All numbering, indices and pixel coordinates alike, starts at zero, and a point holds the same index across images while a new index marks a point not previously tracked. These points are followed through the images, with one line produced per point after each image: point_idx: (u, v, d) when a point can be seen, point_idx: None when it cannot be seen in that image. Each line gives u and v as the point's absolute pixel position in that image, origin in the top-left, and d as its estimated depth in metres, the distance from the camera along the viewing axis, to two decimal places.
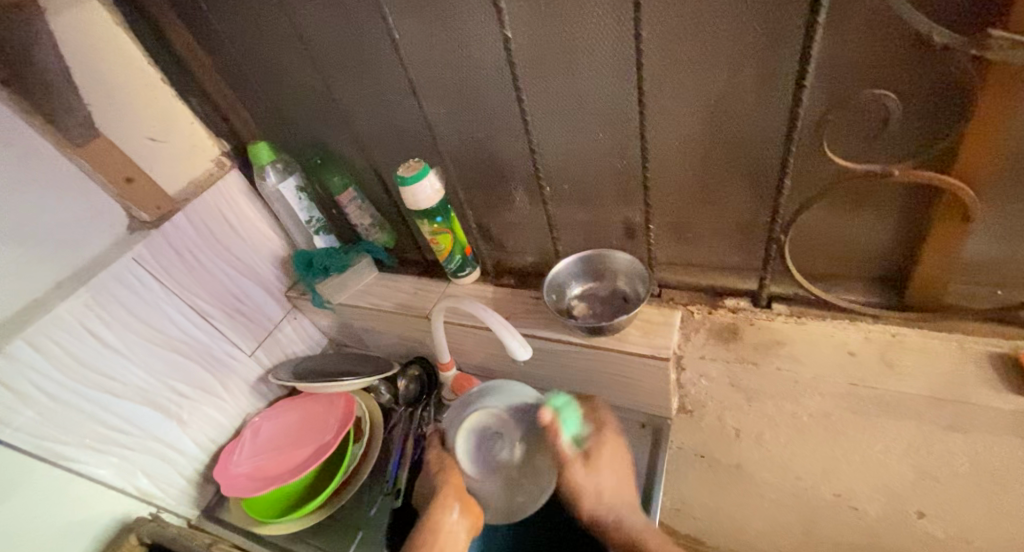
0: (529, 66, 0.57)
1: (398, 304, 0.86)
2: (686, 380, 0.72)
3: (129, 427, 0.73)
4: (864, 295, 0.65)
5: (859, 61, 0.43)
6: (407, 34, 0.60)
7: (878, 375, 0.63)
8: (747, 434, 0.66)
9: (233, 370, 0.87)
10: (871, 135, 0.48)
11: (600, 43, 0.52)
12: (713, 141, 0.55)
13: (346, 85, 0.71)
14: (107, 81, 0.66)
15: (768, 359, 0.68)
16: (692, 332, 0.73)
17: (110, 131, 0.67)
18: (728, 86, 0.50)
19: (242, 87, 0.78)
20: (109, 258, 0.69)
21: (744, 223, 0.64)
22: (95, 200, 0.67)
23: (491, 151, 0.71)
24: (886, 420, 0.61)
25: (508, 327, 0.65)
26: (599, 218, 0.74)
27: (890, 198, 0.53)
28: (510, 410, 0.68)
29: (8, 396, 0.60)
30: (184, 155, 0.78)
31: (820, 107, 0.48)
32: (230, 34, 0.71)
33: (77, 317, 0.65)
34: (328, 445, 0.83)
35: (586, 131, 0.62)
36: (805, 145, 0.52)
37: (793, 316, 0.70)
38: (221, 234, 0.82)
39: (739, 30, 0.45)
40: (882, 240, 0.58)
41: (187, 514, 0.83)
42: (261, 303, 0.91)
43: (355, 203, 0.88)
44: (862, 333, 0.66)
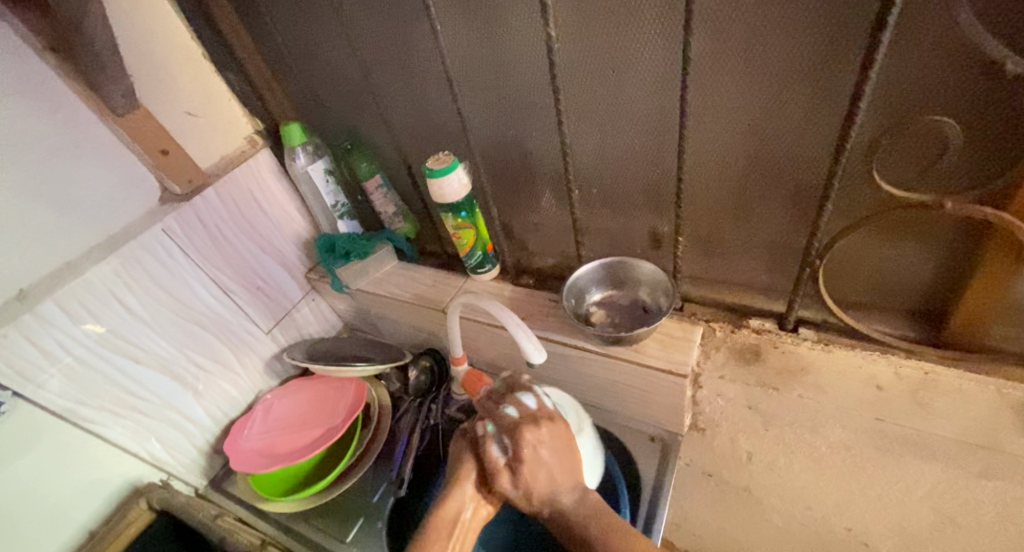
0: (569, 70, 0.57)
1: (415, 295, 0.86)
2: (702, 398, 0.71)
3: (146, 394, 0.74)
4: (899, 328, 0.62)
5: (919, 86, 0.41)
6: (448, 27, 0.60)
7: (909, 414, 0.58)
8: (759, 460, 0.68)
9: (250, 346, 0.89)
10: (925, 163, 0.46)
11: (645, 48, 0.51)
12: (753, 157, 0.54)
13: (384, 73, 0.71)
14: (151, 54, 0.67)
15: (790, 386, 0.64)
16: (713, 350, 0.69)
17: (151, 103, 0.68)
18: (775, 102, 0.48)
19: (279, 68, 0.78)
20: (140, 227, 0.70)
21: (779, 243, 0.62)
22: (131, 169, 0.68)
23: (522, 150, 0.70)
24: (911, 461, 0.58)
25: (524, 329, 0.64)
26: (626, 225, 0.72)
27: (937, 230, 0.51)
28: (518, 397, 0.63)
29: (35, 354, 0.61)
30: (218, 131, 0.78)
31: (872, 130, 0.46)
32: (272, 13, 0.71)
33: (105, 282, 0.66)
34: (337, 429, 0.83)
35: (621, 137, 0.61)
36: (853, 168, 0.50)
37: (819, 343, 0.65)
38: (247, 211, 0.82)
39: (793, 45, 0.44)
40: (924, 273, 0.55)
41: (196, 483, 0.84)
42: (282, 282, 0.91)
43: (380, 191, 0.87)
44: (893, 367, 0.60)
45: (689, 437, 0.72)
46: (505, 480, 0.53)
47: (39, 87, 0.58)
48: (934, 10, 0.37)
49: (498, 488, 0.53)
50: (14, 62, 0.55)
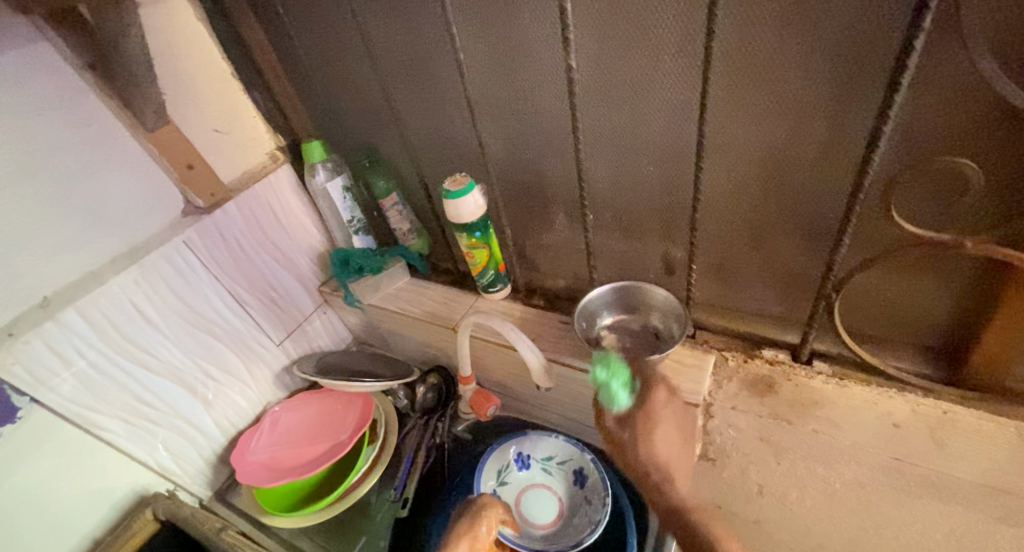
0: (589, 99, 0.58)
1: (426, 311, 0.87)
2: (712, 429, 0.69)
3: (158, 403, 0.75)
4: (917, 365, 0.61)
5: (938, 127, 0.42)
6: (471, 54, 0.61)
7: (925, 453, 0.57)
8: (771, 491, 0.66)
9: (261, 358, 0.89)
10: (944, 203, 0.46)
11: (665, 81, 0.52)
12: (768, 188, 0.54)
13: (405, 95, 0.72)
14: (183, 74, 0.70)
15: (804, 420, 0.62)
16: (725, 380, 0.68)
17: (180, 119, 0.70)
18: (792, 136, 0.49)
19: (304, 87, 0.80)
20: (162, 238, 0.71)
21: (793, 274, 0.61)
22: (158, 182, 0.70)
23: (538, 173, 0.71)
24: (928, 502, 0.56)
25: (536, 351, 0.65)
26: (639, 250, 0.72)
27: (956, 269, 0.50)
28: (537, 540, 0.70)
29: (52, 359, 0.62)
30: (242, 146, 0.80)
31: (891, 168, 0.46)
32: (300, 36, 0.73)
33: (125, 292, 0.67)
34: (343, 444, 0.83)
35: (636, 165, 0.62)
36: (871, 204, 0.50)
37: (834, 377, 0.65)
38: (265, 224, 0.84)
39: (812, 81, 0.44)
40: (943, 310, 0.55)
41: (201, 494, 0.85)
42: (295, 295, 0.92)
43: (396, 208, 0.88)
44: (911, 405, 0.60)
45: (699, 466, 0.71)
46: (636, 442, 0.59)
47: (77, 103, 0.60)
48: (956, 54, 0.37)
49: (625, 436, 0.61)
50: (53, 78, 0.57)
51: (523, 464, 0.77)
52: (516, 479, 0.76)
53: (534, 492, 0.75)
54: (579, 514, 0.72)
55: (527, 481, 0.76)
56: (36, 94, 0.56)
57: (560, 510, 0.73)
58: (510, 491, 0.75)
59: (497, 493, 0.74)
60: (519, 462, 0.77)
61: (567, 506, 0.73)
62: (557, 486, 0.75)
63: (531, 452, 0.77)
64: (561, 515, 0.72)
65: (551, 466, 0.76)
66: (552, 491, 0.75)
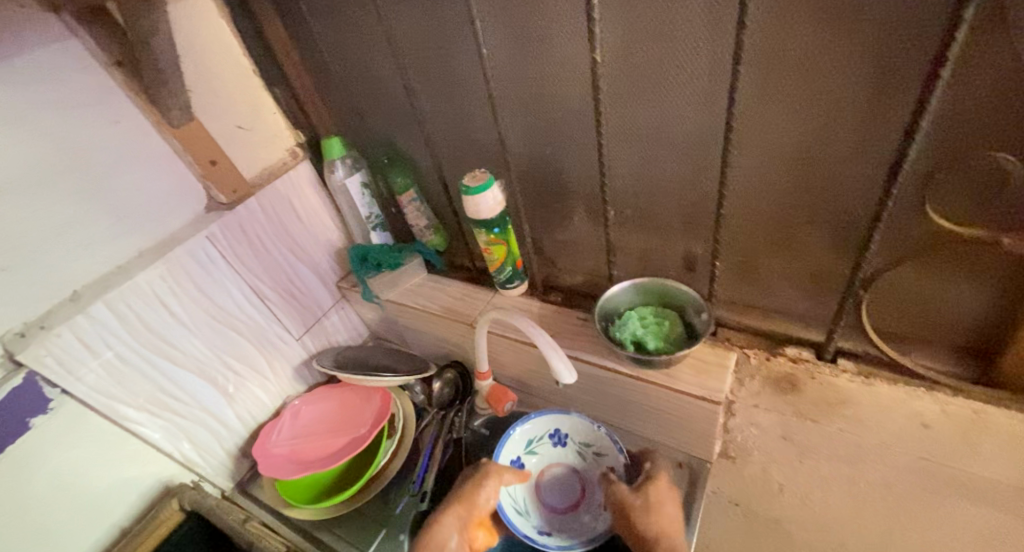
0: (615, 93, 0.57)
1: (445, 307, 0.87)
2: (733, 426, 0.69)
3: (183, 395, 0.76)
4: (945, 366, 0.60)
5: (976, 121, 0.41)
6: (495, 48, 0.61)
7: (954, 453, 0.58)
8: (792, 490, 0.64)
9: (281, 352, 0.91)
10: (980, 198, 0.44)
11: (692, 76, 0.51)
12: (794, 184, 0.53)
13: (427, 91, 0.72)
14: (208, 71, 0.70)
15: (831, 419, 0.63)
16: (747, 378, 0.69)
17: (205, 116, 0.71)
18: (822, 131, 0.48)
19: (325, 84, 0.81)
20: (187, 234, 0.72)
21: (818, 272, 0.61)
22: (182, 179, 0.71)
23: (559, 169, 0.71)
24: (956, 503, 0.56)
25: (555, 348, 0.64)
26: (659, 247, 0.72)
27: (989, 269, 0.49)
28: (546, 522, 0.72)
29: (84, 352, 0.63)
30: (264, 142, 0.81)
31: (924, 164, 0.45)
32: (323, 33, 0.73)
33: (151, 287, 0.68)
34: (363, 438, 0.84)
35: (659, 160, 0.61)
36: (903, 200, 0.49)
37: (860, 375, 0.64)
38: (286, 220, 0.85)
39: (845, 75, 0.43)
40: (974, 312, 0.54)
41: (223, 485, 0.86)
42: (314, 290, 0.93)
43: (414, 204, 0.89)
44: (939, 404, 0.60)
45: (718, 464, 0.70)
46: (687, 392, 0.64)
47: (104, 100, 0.61)
48: (999, 48, 0.37)
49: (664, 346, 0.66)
50: (83, 75, 0.58)
51: (559, 441, 0.76)
52: (548, 452, 0.76)
53: (559, 472, 0.75)
54: (586, 509, 0.72)
55: (557, 459, 0.76)
56: (65, 91, 0.57)
57: (580, 494, 0.74)
58: (536, 461, 0.76)
59: (522, 459, 0.76)
60: (556, 438, 0.76)
61: (584, 496, 0.73)
62: (583, 474, 0.75)
63: (569, 434, 0.76)
64: (573, 502, 0.73)
65: (585, 451, 0.75)
66: (576, 476, 0.75)
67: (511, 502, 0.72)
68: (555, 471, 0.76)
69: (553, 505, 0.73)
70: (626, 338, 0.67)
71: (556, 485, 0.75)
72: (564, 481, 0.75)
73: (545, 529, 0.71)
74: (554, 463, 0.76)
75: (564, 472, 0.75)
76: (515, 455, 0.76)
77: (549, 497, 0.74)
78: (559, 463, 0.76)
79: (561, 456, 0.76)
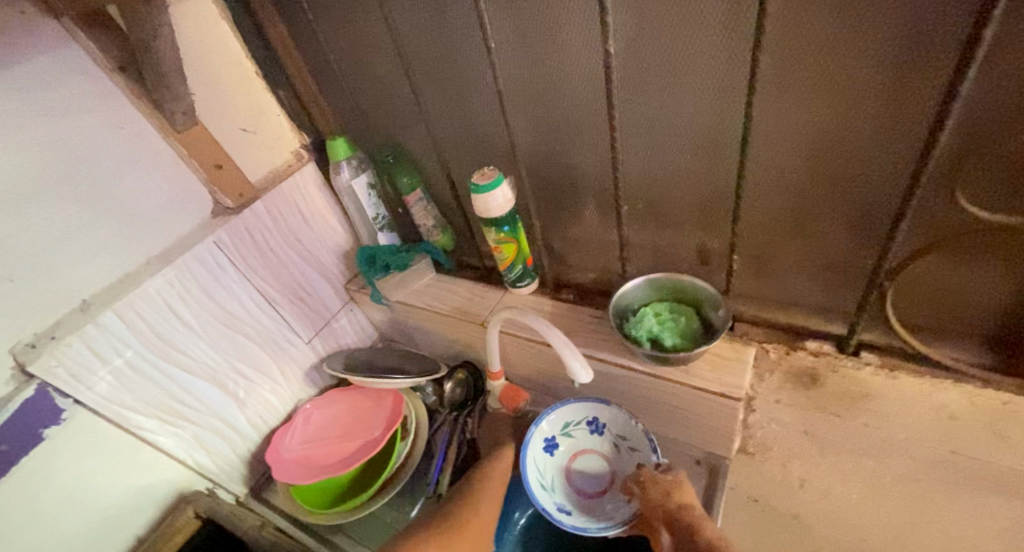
0: (627, 85, 0.56)
1: (454, 307, 0.86)
2: (751, 422, 0.69)
3: (195, 402, 0.76)
4: (970, 355, 0.59)
5: (1008, 103, 0.39)
6: (502, 42, 0.60)
7: (988, 448, 0.57)
8: (812, 486, 0.63)
9: (291, 356, 0.90)
10: (1011, 184, 0.43)
11: (707, 65, 0.50)
12: (813, 174, 0.52)
13: (433, 89, 0.71)
14: (210, 74, 0.69)
15: (853, 413, 0.63)
16: (767, 372, 0.68)
17: (208, 120, 0.70)
18: (843, 117, 0.46)
19: (328, 84, 0.80)
20: (194, 239, 0.72)
21: (837, 263, 0.59)
22: (188, 184, 0.71)
23: (568, 165, 0.70)
24: (983, 496, 0.55)
25: (569, 346, 0.63)
26: (672, 241, 0.71)
27: (1019, 256, 0.48)
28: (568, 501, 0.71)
29: (95, 362, 0.63)
30: (268, 145, 0.80)
31: (951, 149, 0.44)
32: (325, 32, 0.72)
33: (160, 293, 0.68)
34: (376, 441, 0.83)
35: (672, 153, 0.60)
36: (929, 187, 0.47)
37: (883, 369, 0.63)
38: (292, 223, 0.84)
39: (869, 59, 0.42)
40: (1002, 301, 0.52)
41: (237, 491, 0.86)
42: (322, 292, 0.92)
43: (421, 204, 0.88)
44: (967, 396, 0.59)
45: (735, 460, 0.69)
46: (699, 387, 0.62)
47: (107, 106, 0.60)
48: None
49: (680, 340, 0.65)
50: (85, 82, 0.58)
51: (596, 429, 0.75)
52: (583, 438, 0.75)
53: (591, 458, 0.74)
54: (611, 498, 0.71)
55: (591, 446, 0.75)
56: (69, 99, 0.56)
57: (607, 484, 0.72)
58: (570, 444, 0.75)
59: (557, 440, 0.75)
60: (592, 427, 0.75)
61: (611, 486, 0.72)
62: (615, 465, 0.73)
63: (607, 424, 0.74)
64: (598, 489, 0.72)
65: (620, 444, 0.73)
66: (607, 465, 0.73)
67: (537, 476, 0.71)
68: (587, 458, 0.74)
69: (579, 489, 0.72)
70: (643, 335, 0.66)
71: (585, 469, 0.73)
72: (594, 468, 0.73)
73: (566, 508, 0.69)
74: (589, 449, 0.75)
75: (597, 459, 0.74)
76: (550, 434, 0.75)
77: (576, 481, 0.73)
78: (594, 450, 0.74)
79: (597, 443, 0.75)
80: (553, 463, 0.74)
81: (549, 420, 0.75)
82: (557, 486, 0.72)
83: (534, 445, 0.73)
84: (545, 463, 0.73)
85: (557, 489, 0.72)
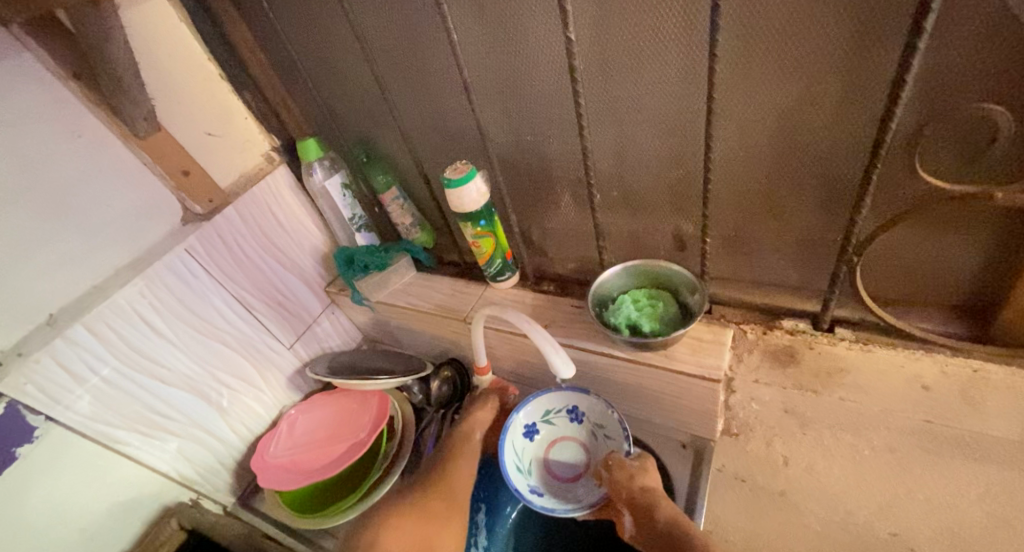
0: (592, 72, 0.56)
1: (436, 304, 0.86)
2: (734, 402, 0.69)
3: (174, 413, 0.75)
4: (942, 325, 0.60)
5: (963, 72, 0.40)
6: (466, 33, 0.59)
7: (960, 414, 0.58)
8: (796, 462, 0.64)
9: (273, 362, 0.89)
10: (969, 154, 0.44)
11: (670, 48, 0.50)
12: (781, 153, 0.52)
13: (400, 84, 0.70)
14: (172, 78, 0.68)
15: (830, 389, 0.64)
16: (745, 352, 0.70)
17: (172, 125, 0.69)
18: (805, 94, 0.47)
19: (296, 85, 0.79)
20: (164, 248, 0.70)
21: (809, 241, 0.60)
22: (154, 191, 0.69)
23: (541, 156, 0.70)
24: (962, 463, 0.56)
25: (552, 342, 0.63)
26: (648, 228, 0.71)
27: (982, 224, 0.49)
28: (543, 485, 0.72)
29: (66, 377, 0.61)
30: (236, 148, 0.78)
31: (910, 120, 0.44)
32: (288, 31, 0.71)
33: (131, 304, 0.66)
34: (363, 443, 0.83)
35: (641, 138, 0.60)
36: (893, 158, 0.48)
37: (858, 342, 0.65)
38: (267, 227, 0.82)
39: (827, 34, 0.42)
40: (969, 270, 0.53)
41: (224, 501, 0.85)
42: (301, 296, 0.91)
43: (397, 202, 0.87)
44: (939, 365, 0.61)
45: (721, 441, 0.70)
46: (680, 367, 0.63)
47: (64, 114, 0.58)
48: None
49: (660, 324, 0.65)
50: (38, 90, 0.56)
51: (577, 417, 0.75)
52: (562, 426, 0.76)
53: (569, 446, 0.75)
54: (585, 483, 0.72)
55: (569, 433, 0.75)
56: (22, 108, 0.55)
57: (583, 472, 0.73)
58: (549, 431, 0.76)
59: (537, 426, 0.76)
60: (572, 415, 0.75)
61: (586, 472, 0.73)
62: (591, 452, 0.74)
63: (586, 413, 0.74)
64: (574, 475, 0.73)
65: (598, 433, 0.74)
66: (585, 453, 0.74)
67: (515, 459, 0.72)
68: (565, 447, 0.75)
69: (554, 475, 0.73)
70: (621, 322, 0.65)
71: (562, 456, 0.75)
72: (571, 456, 0.74)
73: (540, 490, 0.71)
74: (568, 439, 0.75)
75: (575, 447, 0.75)
76: (530, 422, 0.75)
77: (552, 468, 0.74)
78: (573, 438, 0.75)
79: (576, 433, 0.75)
80: (532, 448, 0.75)
81: (529, 409, 0.75)
82: (533, 470, 0.73)
83: (515, 430, 0.74)
84: (524, 448, 0.74)
85: (534, 473, 0.73)
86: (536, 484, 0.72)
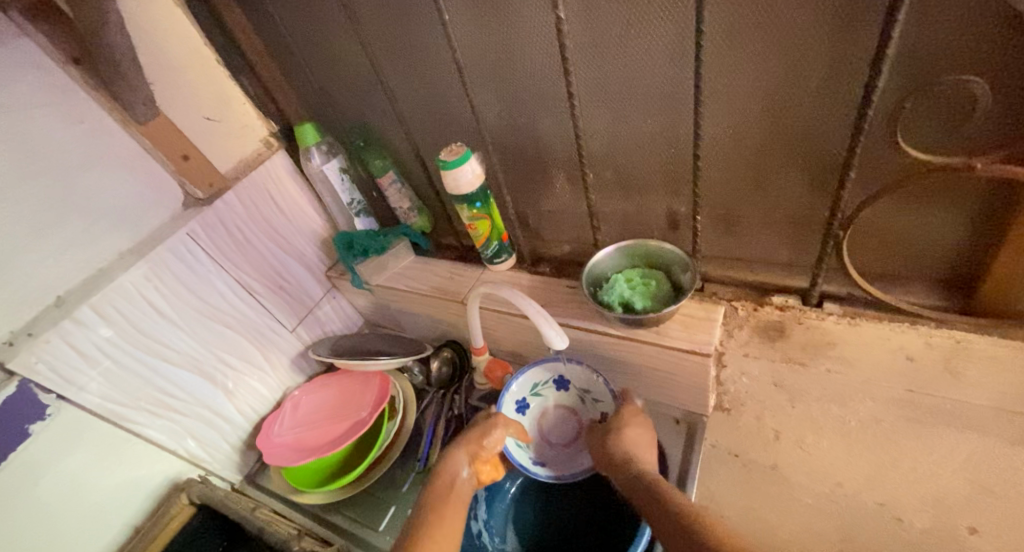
0: (583, 52, 0.56)
1: (434, 287, 0.87)
2: (726, 378, 0.71)
3: (181, 393, 0.77)
4: (928, 299, 0.61)
5: (943, 45, 0.40)
6: (457, 15, 0.59)
7: (939, 383, 0.59)
8: (787, 436, 0.65)
9: (276, 345, 0.91)
10: (951, 127, 0.45)
11: (659, 26, 0.50)
12: (769, 131, 0.53)
13: (394, 68, 0.71)
14: (169, 63, 0.68)
15: (817, 360, 0.65)
16: (736, 328, 0.71)
17: (170, 110, 0.70)
18: (791, 72, 0.47)
19: (293, 70, 0.79)
20: (167, 232, 0.72)
21: (798, 217, 0.61)
22: (156, 177, 0.71)
23: (534, 137, 0.70)
24: (945, 431, 0.58)
25: (545, 315, 0.65)
26: (642, 208, 0.72)
27: (964, 196, 0.49)
28: (541, 455, 0.75)
29: (76, 357, 0.63)
30: (235, 134, 0.79)
31: (893, 96, 0.45)
32: (284, 15, 0.72)
33: (137, 287, 0.68)
34: (364, 421, 0.84)
35: (632, 118, 0.60)
36: (877, 134, 0.49)
37: (844, 317, 0.66)
38: (267, 211, 0.84)
39: (811, 11, 0.43)
40: (953, 243, 0.54)
41: (232, 478, 0.87)
42: (302, 280, 0.93)
43: (394, 186, 0.87)
44: (924, 337, 0.61)
45: (713, 417, 0.71)
46: (671, 343, 0.65)
47: (64, 99, 0.60)
48: None
49: (654, 303, 0.66)
50: (38, 77, 0.57)
51: (564, 386, 0.77)
52: (551, 395, 0.78)
53: (560, 413, 0.77)
54: (581, 445, 0.75)
55: (560, 401, 0.77)
56: (23, 94, 0.56)
57: (576, 436, 0.76)
58: (539, 401, 0.78)
59: (527, 401, 0.77)
60: (559, 384, 0.77)
61: (579, 434, 0.76)
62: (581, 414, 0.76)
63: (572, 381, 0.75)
64: (568, 439, 0.76)
65: (585, 397, 0.75)
66: (575, 417, 0.77)
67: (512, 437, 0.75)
68: (557, 414, 0.77)
69: (552, 443, 0.76)
70: (614, 300, 0.67)
71: (557, 424, 0.77)
72: (564, 422, 0.77)
73: (539, 460, 0.74)
74: (558, 406, 0.77)
75: (567, 414, 0.77)
76: (520, 397, 0.77)
77: (550, 435, 0.77)
78: (563, 406, 0.77)
79: (564, 400, 0.77)
80: (525, 422, 0.77)
81: (518, 384, 0.77)
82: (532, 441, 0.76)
83: (507, 408, 0.76)
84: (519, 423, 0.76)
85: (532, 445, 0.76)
86: (535, 455, 0.75)
